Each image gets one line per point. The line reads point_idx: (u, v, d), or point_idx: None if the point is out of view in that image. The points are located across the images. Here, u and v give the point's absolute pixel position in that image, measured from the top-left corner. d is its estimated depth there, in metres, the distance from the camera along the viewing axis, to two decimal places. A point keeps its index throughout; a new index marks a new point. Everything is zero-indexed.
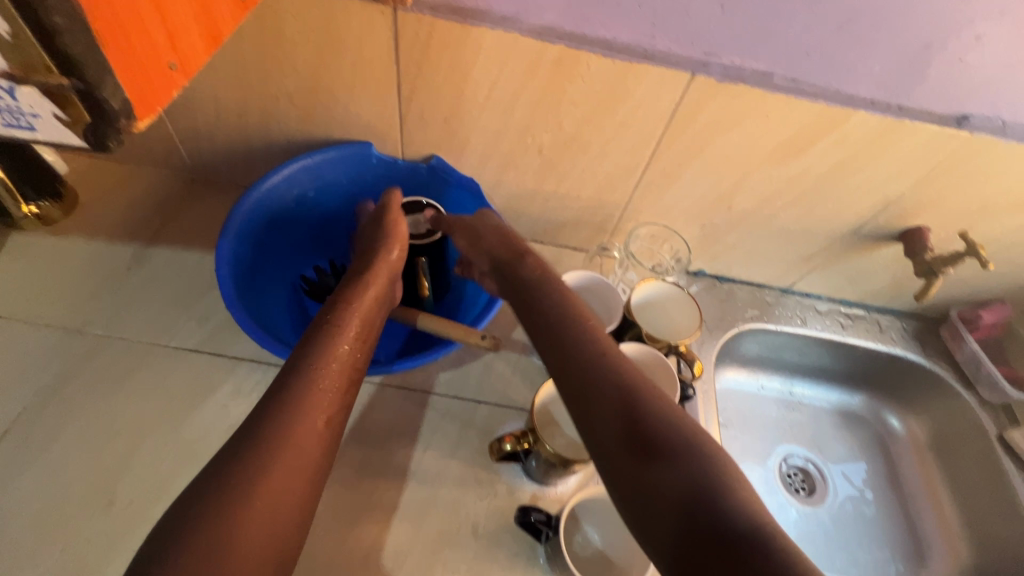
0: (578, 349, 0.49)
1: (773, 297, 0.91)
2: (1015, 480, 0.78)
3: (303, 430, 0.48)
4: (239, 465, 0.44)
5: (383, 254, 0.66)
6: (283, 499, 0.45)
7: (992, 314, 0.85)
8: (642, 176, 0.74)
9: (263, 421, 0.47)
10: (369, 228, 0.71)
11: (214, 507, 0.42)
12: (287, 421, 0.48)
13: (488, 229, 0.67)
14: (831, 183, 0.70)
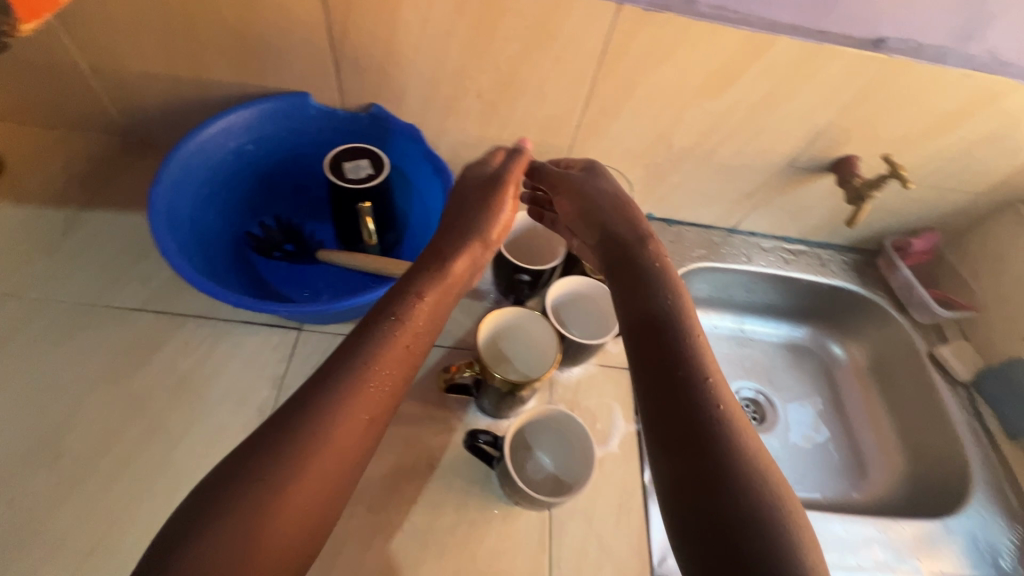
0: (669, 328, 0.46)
1: (721, 238, 0.95)
2: (943, 391, 0.83)
3: (340, 446, 0.41)
4: (273, 468, 0.38)
5: (481, 222, 0.60)
6: (312, 500, 0.39)
7: (922, 241, 0.91)
8: (583, 115, 0.75)
9: (311, 399, 0.42)
10: (473, 190, 0.63)
11: (237, 510, 0.37)
12: (331, 407, 0.42)
13: (596, 194, 0.62)
14: (764, 112, 0.73)
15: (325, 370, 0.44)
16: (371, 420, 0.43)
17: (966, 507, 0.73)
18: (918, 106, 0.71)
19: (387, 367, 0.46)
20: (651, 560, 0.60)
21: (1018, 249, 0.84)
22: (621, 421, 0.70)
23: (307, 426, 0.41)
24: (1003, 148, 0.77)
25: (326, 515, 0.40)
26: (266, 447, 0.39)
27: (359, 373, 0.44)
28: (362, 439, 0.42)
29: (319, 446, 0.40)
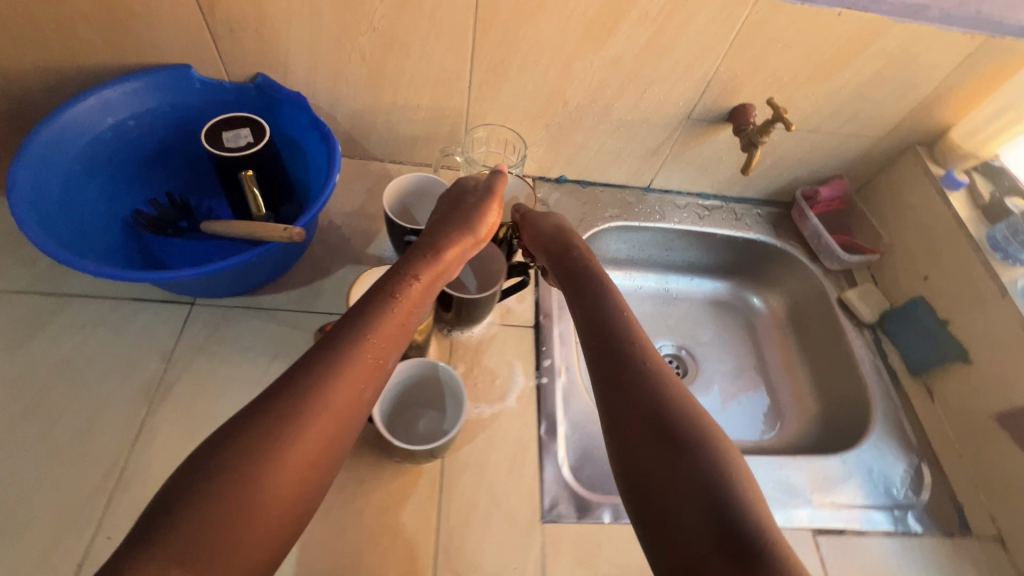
0: (622, 333, 0.53)
1: (635, 197, 0.95)
2: (850, 334, 0.85)
3: (335, 402, 0.45)
4: (280, 420, 0.43)
5: (471, 221, 0.65)
6: (304, 465, 0.43)
7: (829, 189, 0.92)
8: (473, 75, 0.75)
9: (305, 373, 0.46)
10: (465, 195, 0.69)
11: (250, 454, 0.41)
12: (325, 380, 0.46)
13: (551, 226, 0.70)
14: (649, 61, 0.73)
15: (322, 345, 0.48)
16: (360, 394, 0.47)
17: (865, 442, 0.75)
18: (799, 48, 0.71)
19: (381, 340, 0.50)
20: (541, 507, 0.61)
21: (918, 191, 0.85)
22: (520, 376, 0.71)
23: (300, 396, 0.44)
24: (890, 89, 0.78)
25: (318, 481, 0.44)
26: (262, 412, 0.43)
27: (353, 355, 0.48)
28: (352, 413, 0.47)
29: (313, 413, 0.44)
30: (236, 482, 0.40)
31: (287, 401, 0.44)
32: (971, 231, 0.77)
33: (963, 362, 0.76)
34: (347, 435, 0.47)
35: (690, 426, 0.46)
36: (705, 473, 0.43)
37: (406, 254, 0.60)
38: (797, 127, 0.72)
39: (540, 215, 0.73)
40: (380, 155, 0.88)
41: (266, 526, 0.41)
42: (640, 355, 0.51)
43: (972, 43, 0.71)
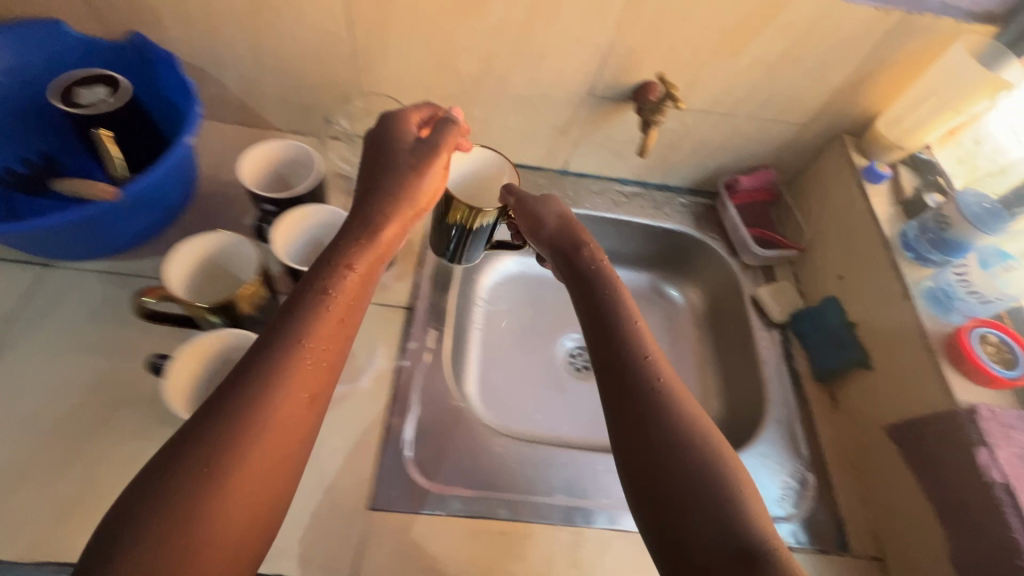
0: (633, 348, 0.50)
1: (548, 179, 0.90)
2: (758, 333, 0.80)
3: (283, 405, 0.42)
4: (225, 438, 0.40)
5: (397, 191, 0.56)
6: (264, 474, 0.41)
7: (753, 179, 0.87)
8: (354, 41, 0.71)
9: (257, 386, 0.42)
10: (401, 153, 0.57)
11: (189, 480, 0.38)
12: (266, 393, 0.42)
13: (556, 222, 0.60)
14: (535, 30, 0.68)
15: (265, 352, 0.44)
16: (319, 395, 0.45)
17: (750, 448, 0.69)
18: (696, 20, 0.66)
19: (323, 340, 0.46)
20: (371, 493, 0.59)
21: (841, 183, 0.79)
22: (379, 358, 0.68)
23: (251, 409, 0.41)
24: (808, 69, 0.71)
25: (284, 487, 0.42)
26: (206, 431, 0.40)
27: (312, 354, 0.45)
28: (307, 416, 0.44)
29: (266, 417, 0.41)
30: (182, 512, 0.37)
31: (234, 415, 0.40)
32: (884, 229, 0.71)
33: (864, 368, 0.70)
34: (309, 436, 0.44)
35: (701, 455, 0.43)
36: (718, 511, 0.41)
37: (341, 236, 0.53)
38: (687, 104, 0.70)
39: (541, 199, 0.62)
40: (277, 124, 0.85)
41: (233, 538, 0.39)
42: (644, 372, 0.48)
43: (889, 19, 0.65)
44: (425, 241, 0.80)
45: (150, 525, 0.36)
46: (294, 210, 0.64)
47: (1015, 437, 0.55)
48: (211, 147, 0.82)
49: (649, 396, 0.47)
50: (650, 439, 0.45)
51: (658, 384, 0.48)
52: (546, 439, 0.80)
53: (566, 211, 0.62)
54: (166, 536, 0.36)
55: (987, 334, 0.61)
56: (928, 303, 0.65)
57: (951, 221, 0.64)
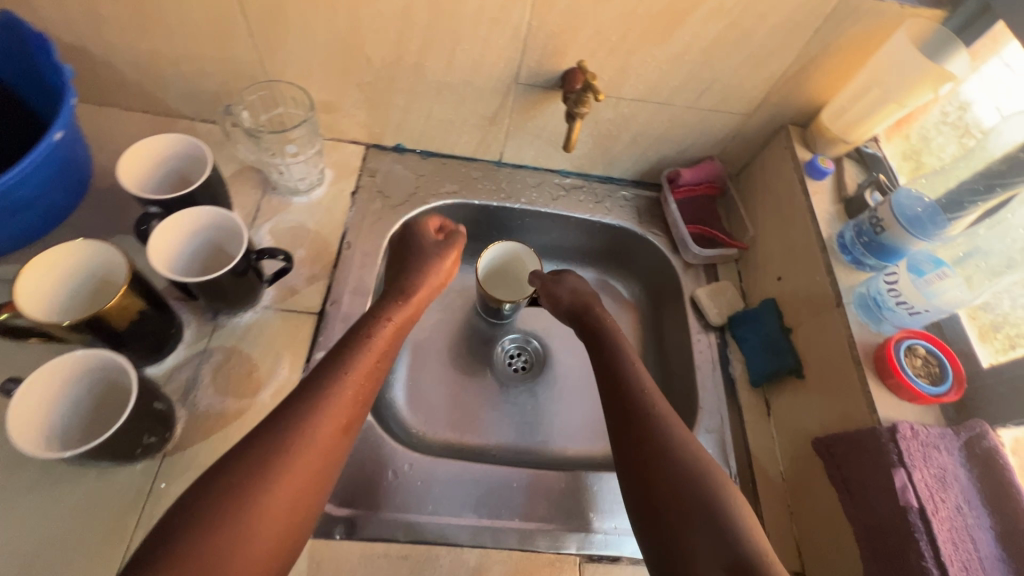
0: (635, 381, 0.62)
1: (482, 172, 0.85)
2: (695, 337, 0.76)
3: (325, 423, 0.49)
4: (274, 448, 0.46)
5: (430, 263, 0.66)
6: (308, 482, 0.46)
7: (697, 172, 0.82)
8: (248, 22, 0.64)
9: (308, 402, 0.49)
10: (424, 241, 0.69)
11: (238, 482, 0.43)
12: (313, 414, 0.48)
13: (568, 294, 0.73)
14: (445, 10, 0.62)
15: (315, 379, 0.51)
16: (354, 411, 0.51)
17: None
18: (620, 1, 0.60)
19: (360, 375, 0.53)
20: None
21: (784, 178, 0.74)
22: (284, 369, 0.64)
23: (299, 425, 0.48)
24: (747, 56, 0.66)
25: (315, 496, 0.47)
26: (261, 442, 0.46)
27: (359, 378, 0.53)
28: (343, 436, 0.50)
29: (314, 431, 0.48)
30: (233, 509, 0.42)
31: (285, 425, 0.47)
32: (822, 229, 0.68)
33: (797, 377, 0.67)
34: (341, 455, 0.50)
35: (691, 465, 0.54)
36: (712, 515, 0.51)
37: (376, 299, 0.62)
38: (606, 95, 0.62)
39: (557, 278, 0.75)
40: (186, 112, 0.78)
41: (275, 540, 0.44)
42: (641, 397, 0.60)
43: (827, 1, 0.59)
44: (343, 240, 0.74)
45: (203, 517, 0.41)
46: (179, 214, 0.59)
47: (934, 457, 0.52)
48: (113, 138, 0.76)
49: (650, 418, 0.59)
50: (647, 447, 0.57)
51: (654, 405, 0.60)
52: (474, 446, 0.76)
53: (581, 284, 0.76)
54: (213, 532, 0.41)
55: (915, 346, 0.57)
56: (859, 310, 0.61)
57: (885, 224, 0.60)
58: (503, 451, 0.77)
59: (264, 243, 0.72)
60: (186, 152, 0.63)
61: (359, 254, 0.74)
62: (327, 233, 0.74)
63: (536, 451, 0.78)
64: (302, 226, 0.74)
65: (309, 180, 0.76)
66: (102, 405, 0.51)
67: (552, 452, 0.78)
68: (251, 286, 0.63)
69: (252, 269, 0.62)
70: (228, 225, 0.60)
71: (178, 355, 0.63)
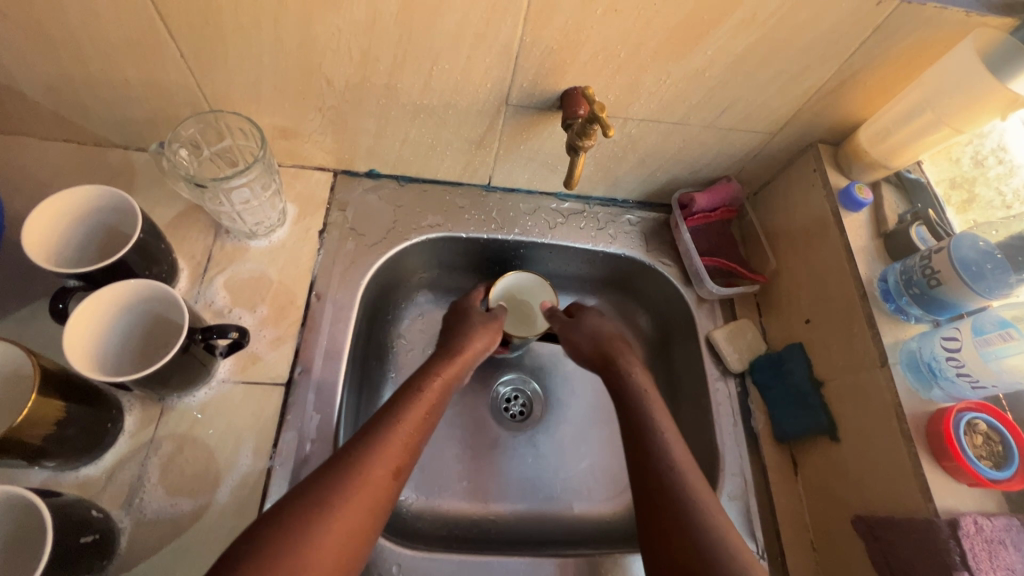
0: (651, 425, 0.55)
1: (469, 198, 0.75)
2: (714, 385, 0.67)
3: (377, 468, 0.47)
4: (327, 489, 0.44)
5: (477, 324, 0.65)
6: (360, 519, 0.44)
7: (712, 195, 0.73)
8: (179, 43, 0.52)
9: (365, 442, 0.48)
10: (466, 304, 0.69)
11: (287, 528, 0.41)
12: (365, 459, 0.47)
13: (589, 340, 0.65)
14: (419, 25, 0.51)
15: (374, 421, 0.51)
16: (408, 454, 0.50)
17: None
18: (631, 12, 0.49)
19: (411, 424, 0.51)
20: None
21: (813, 207, 0.66)
22: (247, 458, 0.55)
23: (354, 461, 0.46)
24: (783, 70, 0.56)
25: (361, 545, 0.44)
26: (316, 487, 0.44)
27: (414, 423, 0.52)
28: (395, 481, 0.48)
29: (366, 477, 0.46)
30: (285, 544, 0.40)
31: (343, 464, 0.46)
32: (860, 270, 0.59)
33: (830, 439, 0.59)
34: (390, 503, 0.47)
35: (712, 535, 0.45)
36: None
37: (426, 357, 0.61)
38: (611, 135, 0.51)
39: (572, 324, 0.68)
40: (115, 141, 0.66)
41: None
42: (658, 454, 0.52)
43: (881, 9, 0.49)
44: (311, 292, 0.64)
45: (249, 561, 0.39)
46: (105, 289, 0.48)
47: (1001, 556, 0.46)
48: (27, 176, 0.63)
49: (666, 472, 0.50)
50: (667, 514, 0.48)
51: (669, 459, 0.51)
52: (473, 513, 0.69)
53: (606, 325, 0.67)
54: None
55: (975, 420, 0.51)
56: (908, 372, 0.54)
57: (942, 277, 0.53)
58: (504, 515, 0.69)
59: (218, 299, 0.62)
60: (113, 204, 0.52)
61: (331, 308, 0.64)
62: (292, 284, 0.64)
63: (541, 514, 0.70)
64: (262, 276, 0.64)
65: (268, 223, 0.65)
66: (13, 546, 0.41)
67: (559, 513, 0.70)
68: (199, 365, 0.53)
69: (198, 346, 0.52)
70: (167, 300, 0.50)
71: (119, 451, 0.53)
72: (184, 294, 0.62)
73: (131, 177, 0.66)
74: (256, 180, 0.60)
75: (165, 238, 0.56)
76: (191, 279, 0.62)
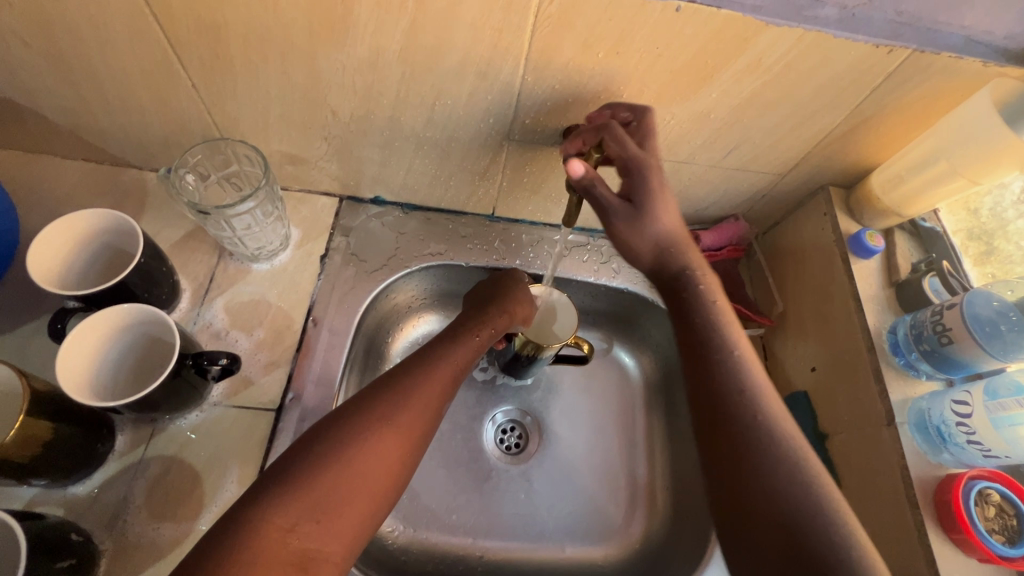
0: (729, 381, 0.49)
1: (472, 228, 0.74)
2: None
3: (425, 385, 0.51)
4: (377, 402, 0.48)
5: (517, 296, 0.64)
6: (411, 432, 0.48)
7: (720, 234, 0.71)
8: (190, 73, 0.54)
9: (415, 372, 0.52)
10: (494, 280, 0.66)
11: (338, 441, 0.45)
12: (416, 380, 0.51)
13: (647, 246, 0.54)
14: (421, 62, 0.51)
15: (419, 358, 0.54)
16: (441, 402, 0.52)
17: None
18: (633, 55, 0.49)
19: (463, 353, 0.56)
20: None
21: (823, 251, 0.64)
22: (232, 484, 0.55)
23: (390, 404, 0.48)
24: (793, 112, 0.54)
25: (410, 458, 0.48)
26: (362, 407, 0.48)
27: (449, 373, 0.54)
28: (441, 402, 0.52)
29: (413, 396, 0.50)
30: (337, 458, 0.44)
31: (379, 409, 0.48)
32: (869, 321, 0.57)
33: None
34: (435, 424, 0.51)
35: (769, 456, 0.45)
36: (804, 515, 0.42)
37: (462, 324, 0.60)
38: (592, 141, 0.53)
39: (634, 226, 0.53)
40: (130, 161, 0.67)
41: (365, 496, 0.44)
42: (724, 377, 0.49)
43: (892, 58, 0.48)
44: (308, 317, 0.64)
45: (307, 461, 0.44)
46: (102, 312, 0.50)
47: None
48: (44, 193, 0.65)
49: (747, 432, 0.46)
50: (719, 426, 0.47)
51: (754, 422, 0.47)
52: (460, 547, 0.67)
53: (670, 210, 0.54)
54: (317, 474, 0.43)
55: (987, 490, 0.48)
56: (915, 433, 0.51)
57: (954, 335, 0.51)
58: (491, 552, 0.68)
59: (216, 321, 0.62)
60: (119, 226, 0.54)
61: (326, 334, 0.64)
62: (292, 309, 0.65)
63: (527, 555, 0.68)
64: (262, 300, 0.65)
65: (270, 247, 0.66)
66: None
67: (548, 554, 0.68)
68: (191, 389, 0.53)
69: (189, 372, 0.52)
70: (162, 323, 0.51)
71: (107, 471, 0.53)
72: (183, 314, 0.62)
73: (143, 198, 0.67)
74: (260, 206, 0.61)
75: (167, 261, 0.57)
76: (193, 299, 0.63)
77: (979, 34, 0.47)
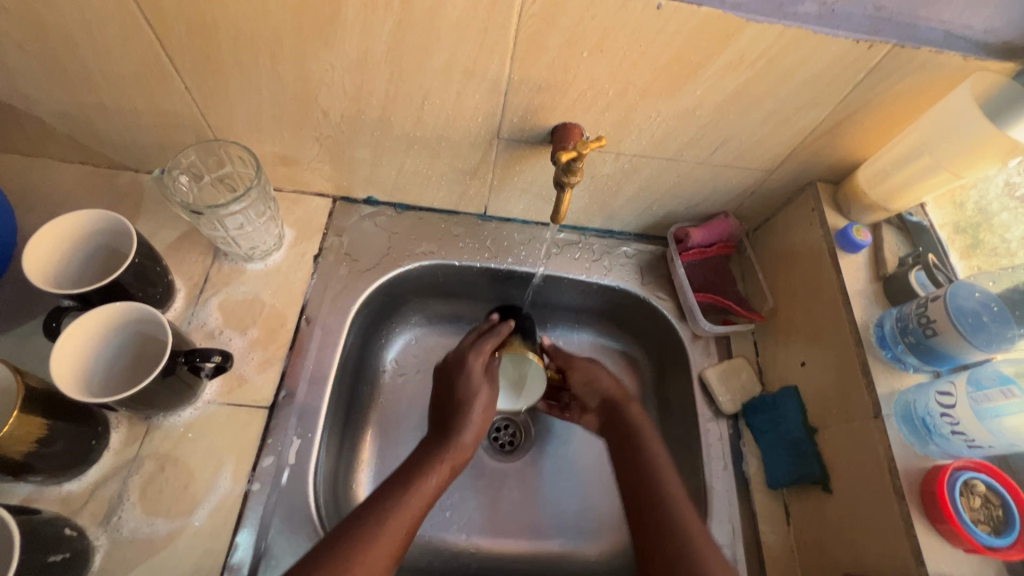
0: (650, 461, 0.57)
1: (464, 227, 0.75)
2: (705, 426, 0.65)
3: (385, 534, 0.48)
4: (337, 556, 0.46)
5: (475, 400, 0.60)
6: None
7: (709, 230, 0.72)
8: (183, 74, 0.55)
9: (373, 518, 0.49)
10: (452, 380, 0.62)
11: None
12: (376, 527, 0.48)
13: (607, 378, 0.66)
14: (409, 63, 0.52)
15: (380, 500, 0.51)
16: (400, 546, 0.49)
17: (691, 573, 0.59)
18: (617, 54, 0.50)
19: (422, 492, 0.53)
20: None
21: (811, 247, 0.64)
22: (226, 481, 0.55)
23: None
24: (778, 108, 0.55)
25: None
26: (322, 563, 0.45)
27: (399, 532, 0.49)
28: (400, 545, 0.49)
29: (374, 546, 0.47)
30: None
31: (335, 563, 0.45)
32: (856, 315, 0.57)
33: (822, 489, 0.57)
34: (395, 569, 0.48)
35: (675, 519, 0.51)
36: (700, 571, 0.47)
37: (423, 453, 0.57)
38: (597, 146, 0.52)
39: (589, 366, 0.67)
40: (126, 163, 0.68)
41: None
42: (647, 455, 0.57)
43: (873, 53, 0.48)
44: (302, 316, 0.65)
45: None
46: (98, 310, 0.50)
47: None
48: (42, 196, 0.66)
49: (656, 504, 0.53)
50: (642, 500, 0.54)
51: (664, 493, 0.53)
52: (453, 545, 0.67)
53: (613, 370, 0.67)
54: None
55: (973, 480, 0.49)
56: (902, 425, 0.51)
57: (938, 326, 0.51)
58: (485, 549, 0.68)
59: (210, 321, 0.63)
60: (115, 227, 0.54)
61: (319, 332, 0.65)
62: (286, 308, 0.65)
63: (520, 551, 0.68)
64: (256, 298, 0.65)
65: (263, 247, 0.67)
66: None
67: (541, 551, 0.68)
68: (184, 387, 0.54)
69: (182, 369, 0.53)
70: (154, 320, 0.52)
71: (102, 467, 0.54)
72: (178, 314, 0.63)
73: (139, 200, 0.68)
74: (252, 207, 0.61)
75: (161, 261, 0.58)
76: (187, 299, 0.64)
77: (959, 27, 0.48)
